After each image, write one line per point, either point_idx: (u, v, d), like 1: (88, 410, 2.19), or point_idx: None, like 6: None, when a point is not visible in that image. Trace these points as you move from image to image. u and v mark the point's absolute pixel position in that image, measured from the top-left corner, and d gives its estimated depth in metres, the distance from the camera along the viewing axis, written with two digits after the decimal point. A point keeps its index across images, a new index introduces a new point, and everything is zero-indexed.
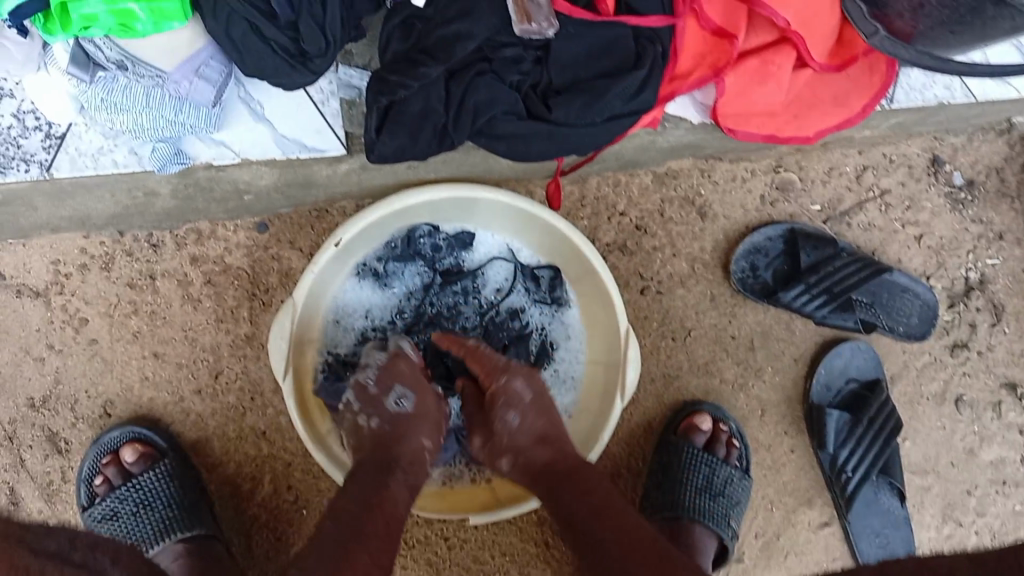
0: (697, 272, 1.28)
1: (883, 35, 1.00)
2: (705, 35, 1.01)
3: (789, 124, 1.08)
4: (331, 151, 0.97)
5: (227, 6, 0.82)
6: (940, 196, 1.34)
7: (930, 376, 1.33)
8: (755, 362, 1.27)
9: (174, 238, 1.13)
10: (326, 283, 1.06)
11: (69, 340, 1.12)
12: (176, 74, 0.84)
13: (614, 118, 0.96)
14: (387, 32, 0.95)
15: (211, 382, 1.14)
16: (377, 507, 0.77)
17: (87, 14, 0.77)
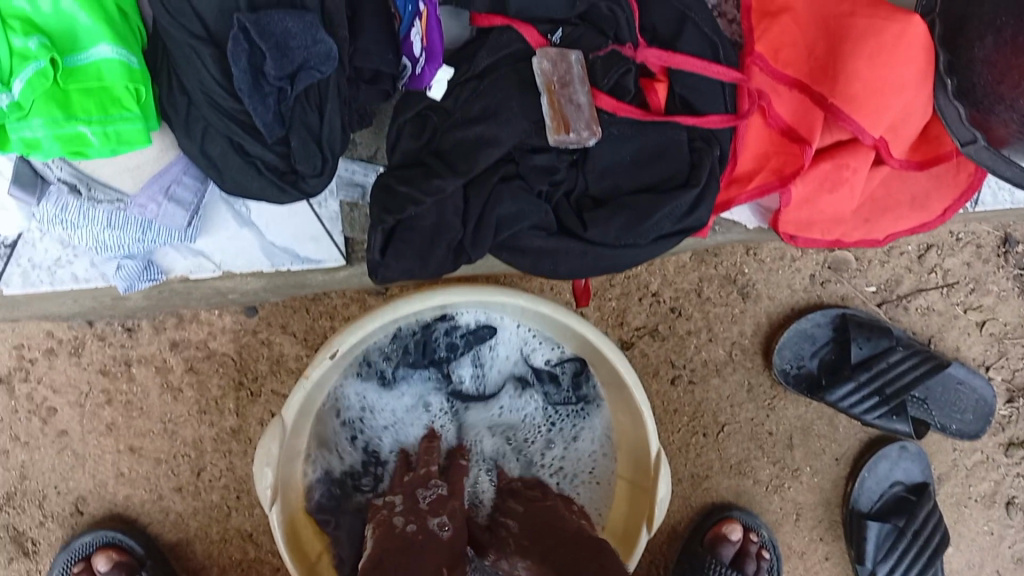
0: (734, 358, 1.15)
1: (981, 145, 0.85)
2: (771, 134, 0.86)
3: (858, 228, 0.94)
4: (328, 262, 0.84)
5: (202, 118, 0.69)
6: (1009, 280, 1.20)
7: (981, 477, 1.21)
8: (792, 462, 1.16)
9: (153, 322, 1.00)
10: (321, 392, 0.93)
11: (36, 430, 1.01)
12: (140, 196, 0.71)
13: (661, 239, 0.82)
14: (398, 127, 0.81)
15: (192, 480, 1.03)
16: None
17: (30, 135, 0.64)
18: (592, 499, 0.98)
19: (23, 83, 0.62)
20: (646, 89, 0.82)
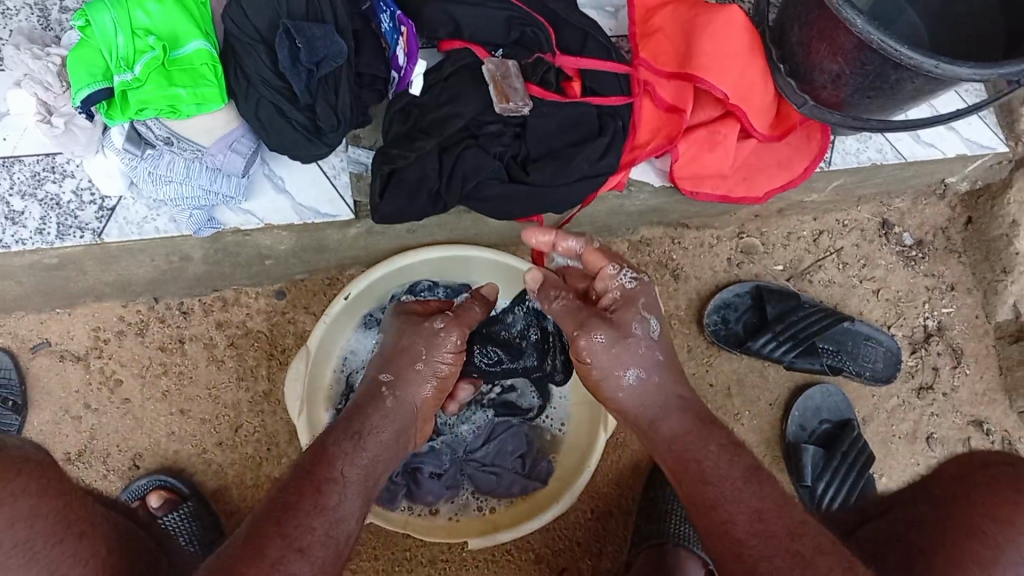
0: (674, 326, 1.40)
1: (811, 105, 1.18)
2: (659, 112, 1.18)
3: (740, 185, 1.24)
4: (341, 216, 1.13)
5: (257, 92, 1.00)
6: (892, 255, 1.48)
7: (900, 417, 1.42)
8: (733, 407, 1.39)
9: (202, 305, 1.27)
10: (336, 335, 1.20)
11: (104, 399, 1.24)
12: (213, 148, 1.02)
13: (584, 179, 1.13)
14: (389, 117, 1.12)
15: (231, 435, 1.25)
16: (310, 474, 0.79)
17: (143, 97, 0.95)
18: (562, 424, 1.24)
19: (142, 64, 0.95)
20: (565, 88, 1.16)
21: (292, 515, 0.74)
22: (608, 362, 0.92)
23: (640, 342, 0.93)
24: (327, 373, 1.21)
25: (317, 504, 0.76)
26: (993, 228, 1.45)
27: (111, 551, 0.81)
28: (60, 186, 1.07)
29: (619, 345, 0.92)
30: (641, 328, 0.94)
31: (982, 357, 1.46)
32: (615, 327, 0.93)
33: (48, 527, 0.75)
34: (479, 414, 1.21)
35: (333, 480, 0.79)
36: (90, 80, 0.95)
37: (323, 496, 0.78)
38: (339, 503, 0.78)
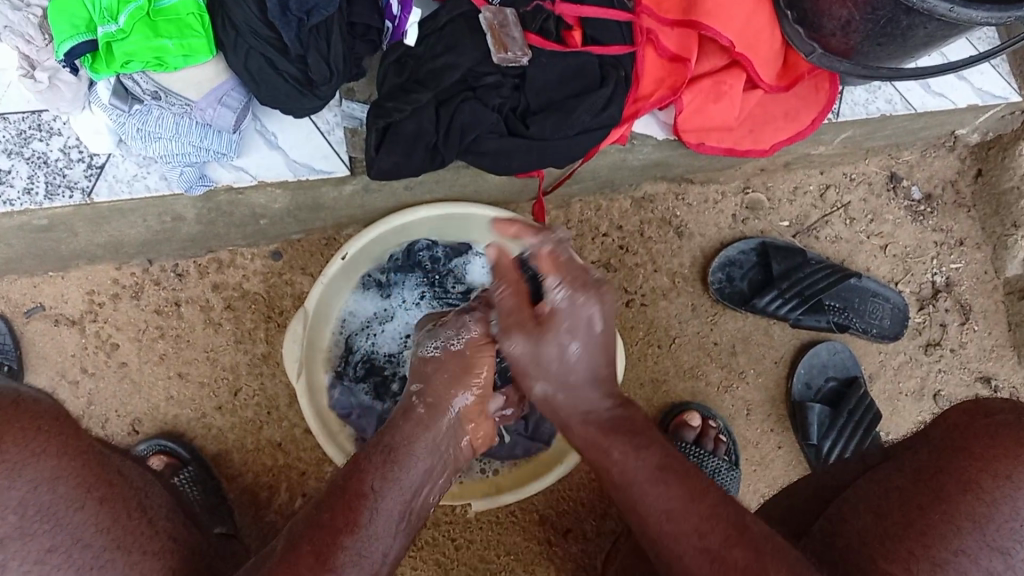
0: (678, 285, 1.38)
1: (819, 53, 1.14)
2: (663, 62, 1.15)
3: (746, 138, 1.21)
4: (336, 172, 1.10)
5: (245, 43, 0.96)
6: (901, 209, 1.45)
7: (908, 374, 1.41)
8: (738, 365, 1.37)
9: (197, 267, 1.24)
10: (334, 296, 1.17)
11: (100, 363, 1.22)
12: (202, 102, 0.99)
13: (586, 131, 1.10)
14: (384, 68, 1.09)
15: (230, 398, 1.24)
16: (343, 491, 0.77)
17: (128, 49, 0.92)
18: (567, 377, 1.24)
19: (125, 15, 0.91)
20: (566, 37, 1.11)
21: (325, 535, 0.72)
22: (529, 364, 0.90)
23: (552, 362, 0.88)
24: (326, 335, 1.19)
25: (349, 524, 0.74)
26: (1003, 180, 1.42)
27: (132, 514, 0.72)
28: (47, 144, 1.04)
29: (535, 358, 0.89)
30: (562, 347, 0.88)
31: (990, 312, 1.44)
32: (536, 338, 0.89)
33: (71, 491, 0.69)
34: None
35: (365, 496, 0.77)
36: (72, 33, 0.92)
37: (356, 514, 0.75)
38: (371, 520, 0.76)
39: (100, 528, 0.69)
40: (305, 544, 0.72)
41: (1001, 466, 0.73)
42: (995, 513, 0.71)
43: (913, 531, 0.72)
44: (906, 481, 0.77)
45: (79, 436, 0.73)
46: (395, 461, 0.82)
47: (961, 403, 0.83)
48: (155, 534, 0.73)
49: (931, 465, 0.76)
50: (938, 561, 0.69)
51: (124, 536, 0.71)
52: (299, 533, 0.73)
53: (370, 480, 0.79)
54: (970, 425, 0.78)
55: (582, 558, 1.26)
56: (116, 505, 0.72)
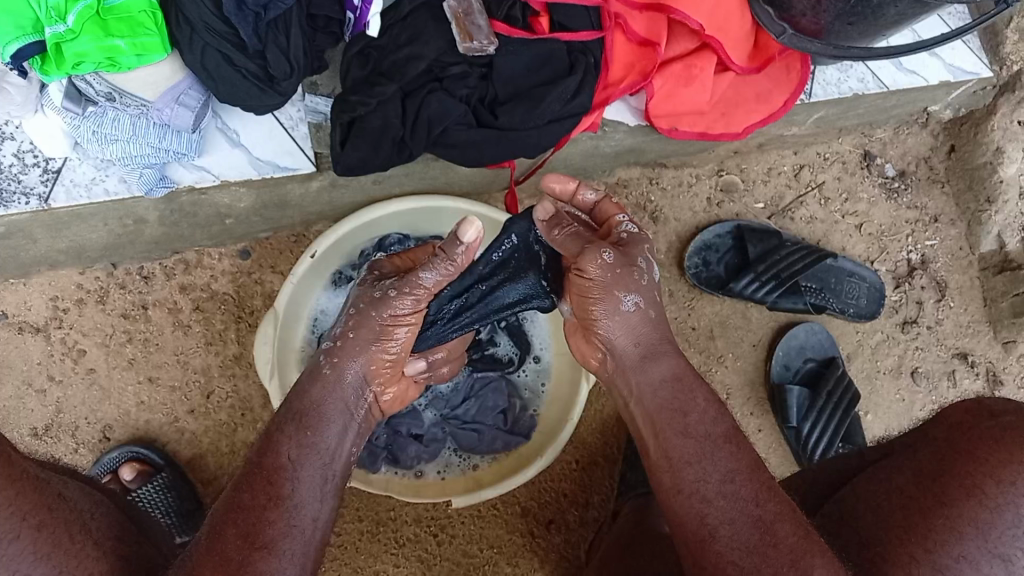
0: (654, 270, 1.37)
1: (789, 34, 1.11)
2: (632, 47, 1.13)
3: (718, 121, 1.20)
4: (302, 169, 1.08)
5: (201, 40, 0.93)
6: (875, 187, 1.45)
7: (884, 353, 1.41)
8: (716, 350, 1.36)
9: (164, 269, 1.22)
10: (305, 294, 1.15)
11: (68, 370, 1.20)
12: (159, 102, 0.96)
13: (556, 121, 1.08)
14: (347, 61, 1.06)
15: (203, 402, 1.21)
16: (259, 468, 0.75)
17: (79, 50, 0.89)
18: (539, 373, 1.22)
19: (75, 15, 0.88)
20: (533, 23, 1.09)
21: (248, 516, 0.71)
22: (606, 283, 0.86)
23: (647, 275, 0.87)
24: (299, 335, 1.16)
25: (271, 498, 0.73)
26: (976, 155, 1.41)
27: (74, 538, 0.66)
28: (0, 150, 1.00)
29: (625, 270, 0.86)
30: (650, 263, 0.88)
31: (966, 289, 1.45)
32: (625, 253, 0.87)
33: (5, 523, 0.61)
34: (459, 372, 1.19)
35: (283, 470, 0.75)
36: (20, 33, 0.88)
37: (277, 488, 0.74)
38: (295, 491, 0.74)
39: (40, 558, 0.62)
40: (229, 528, 0.70)
41: (1005, 472, 0.72)
42: (997, 519, 0.71)
43: (915, 536, 0.73)
44: (908, 482, 0.78)
45: (8, 462, 0.64)
46: (309, 425, 0.80)
47: (964, 402, 0.83)
48: (103, 555, 0.67)
49: (934, 466, 0.78)
50: (938, 566, 0.71)
51: (67, 562, 0.64)
52: (218, 515, 0.71)
53: (286, 451, 0.77)
54: (974, 427, 0.79)
55: (566, 549, 1.26)
56: (56, 525, 0.65)
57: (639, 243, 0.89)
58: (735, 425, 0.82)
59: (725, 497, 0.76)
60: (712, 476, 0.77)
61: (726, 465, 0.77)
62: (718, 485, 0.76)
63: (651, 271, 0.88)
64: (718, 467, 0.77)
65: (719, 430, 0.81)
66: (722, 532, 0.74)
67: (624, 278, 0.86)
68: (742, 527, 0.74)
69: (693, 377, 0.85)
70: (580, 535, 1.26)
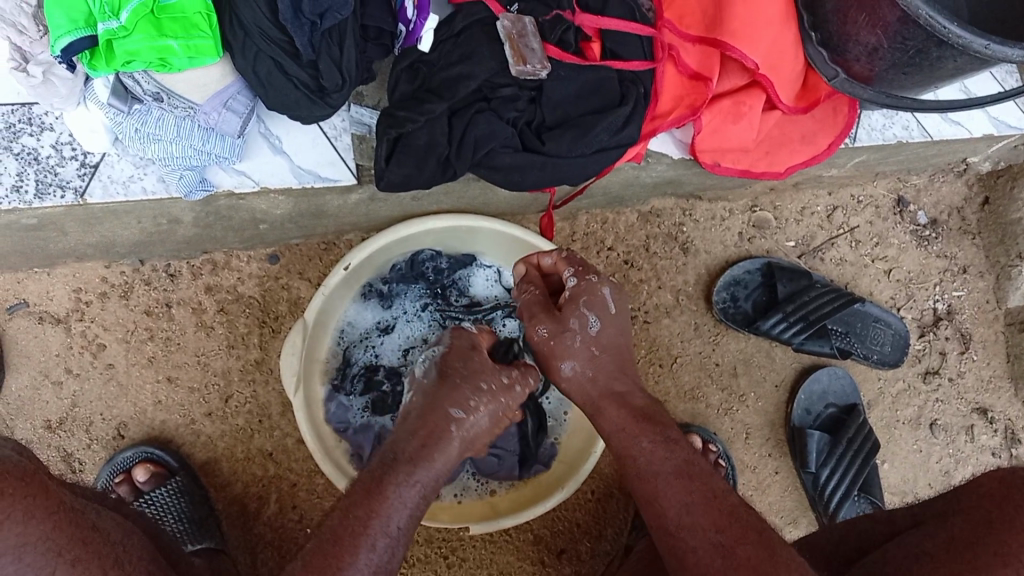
0: (681, 302, 1.36)
1: (842, 78, 1.11)
2: (682, 79, 1.11)
3: (761, 160, 1.19)
4: (342, 181, 1.06)
5: (254, 45, 0.91)
6: (907, 233, 1.44)
7: (905, 402, 1.40)
8: (738, 388, 1.35)
9: (191, 268, 1.20)
10: (334, 305, 1.13)
11: (86, 364, 1.18)
12: (206, 105, 0.94)
13: (603, 150, 1.06)
14: (396, 75, 1.05)
15: (221, 405, 1.20)
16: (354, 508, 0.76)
17: (131, 48, 0.87)
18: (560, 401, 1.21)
19: (128, 11, 0.86)
20: (584, 48, 1.08)
21: None
22: (545, 354, 0.94)
23: (578, 336, 0.92)
24: (325, 346, 1.15)
25: (369, 544, 0.74)
26: (1010, 211, 1.41)
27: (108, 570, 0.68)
28: (38, 140, 0.98)
29: (558, 338, 0.93)
30: (583, 321, 0.93)
31: (990, 343, 1.44)
32: (558, 318, 0.94)
33: (40, 558, 0.63)
34: None
35: None
36: (71, 27, 0.86)
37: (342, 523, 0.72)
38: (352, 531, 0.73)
39: None
40: None
41: None
42: None
43: None
44: (939, 546, 0.77)
45: (44, 492, 0.66)
46: None
47: (1003, 471, 0.82)
48: None
49: (966, 534, 0.76)
50: None
51: None
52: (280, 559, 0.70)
53: None
54: (1014, 499, 0.77)
55: None
56: (89, 559, 0.66)
57: (578, 301, 0.94)
58: (688, 458, 0.84)
59: (686, 529, 0.78)
60: (670, 511, 0.80)
61: (679, 498, 0.79)
62: (678, 518, 0.78)
63: (590, 325, 0.93)
64: (672, 500, 0.80)
65: (670, 464, 0.83)
66: (687, 554, 0.76)
67: (559, 346, 0.92)
68: (705, 553, 0.75)
69: (641, 421, 0.87)
70: (590, 566, 1.25)
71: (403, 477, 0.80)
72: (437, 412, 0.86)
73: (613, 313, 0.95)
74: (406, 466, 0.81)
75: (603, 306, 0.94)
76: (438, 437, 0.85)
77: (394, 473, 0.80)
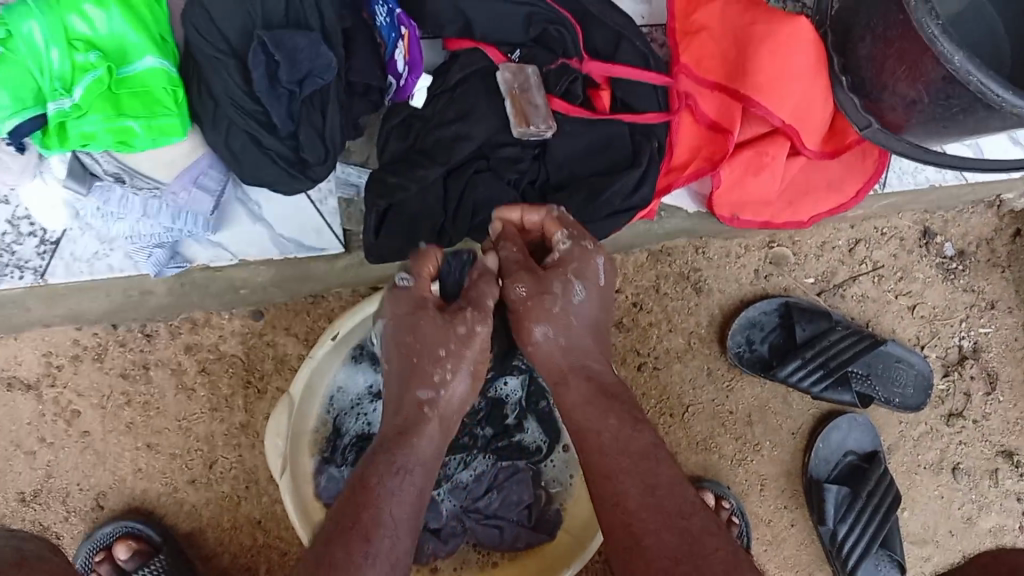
0: (693, 346, 1.28)
1: (876, 128, 1.01)
2: (700, 130, 1.02)
3: (784, 211, 1.09)
4: (330, 249, 0.98)
5: (226, 118, 0.82)
6: (932, 267, 1.35)
7: (926, 446, 1.33)
8: (753, 437, 1.28)
9: (169, 328, 1.12)
10: (323, 373, 1.05)
11: (60, 432, 1.11)
12: (174, 185, 0.85)
13: (614, 215, 0.97)
14: (385, 132, 0.96)
15: (205, 472, 1.13)
16: (353, 525, 0.72)
17: (86, 130, 0.77)
18: (565, 464, 1.13)
19: (82, 89, 0.75)
20: (592, 98, 0.99)
21: None
22: (523, 315, 0.88)
23: (559, 302, 0.87)
24: (314, 414, 1.06)
25: (371, 554, 0.70)
26: None
27: None
28: None
29: (536, 299, 0.87)
30: (567, 287, 0.88)
31: (1018, 382, 1.36)
32: (540, 279, 0.88)
33: None
34: (480, 462, 1.11)
35: None
36: (16, 108, 0.74)
37: None
38: None
39: None
40: None
41: None
42: None
43: None
44: None
45: None
46: None
47: None
48: None
49: None
50: None
51: None
52: None
53: None
54: None
55: None
56: None
57: (566, 265, 0.89)
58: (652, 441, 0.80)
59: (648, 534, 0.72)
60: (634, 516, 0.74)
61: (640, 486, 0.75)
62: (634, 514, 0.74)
63: (574, 293, 0.88)
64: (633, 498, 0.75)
65: (635, 447, 0.79)
66: (649, 542, 0.72)
67: (539, 307, 0.87)
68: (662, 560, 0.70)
69: (607, 398, 0.83)
70: None
71: (389, 471, 0.77)
72: (406, 400, 0.85)
73: (601, 285, 0.91)
74: (388, 458, 0.78)
75: (588, 275, 0.89)
76: (414, 423, 0.82)
77: (380, 472, 0.77)
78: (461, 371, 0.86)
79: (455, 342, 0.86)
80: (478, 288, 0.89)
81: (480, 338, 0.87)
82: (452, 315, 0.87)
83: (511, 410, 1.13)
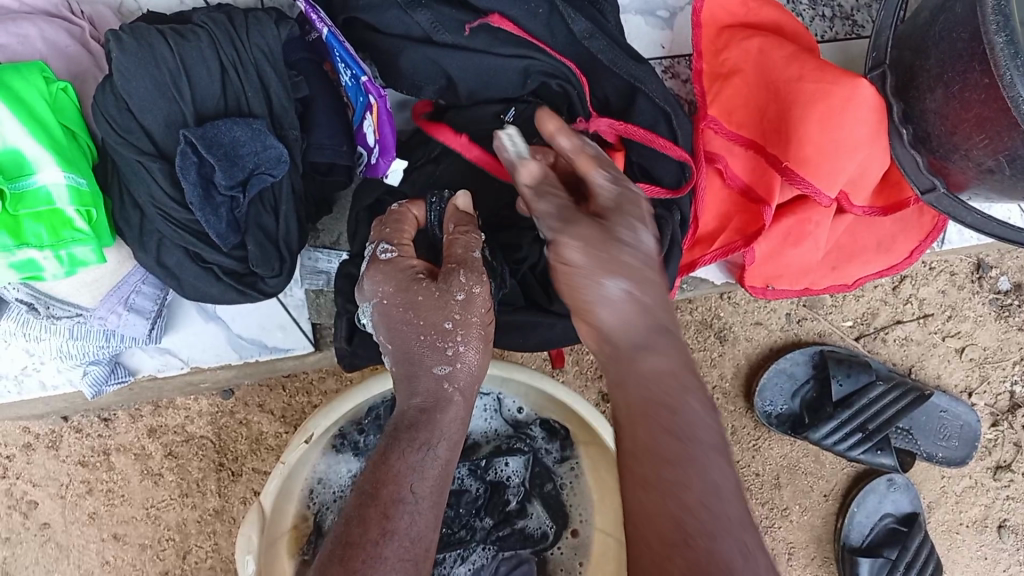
0: (717, 402, 1.15)
1: (942, 192, 0.85)
2: (731, 194, 0.87)
3: (827, 276, 0.94)
4: (297, 348, 0.95)
5: (155, 232, 0.70)
6: (985, 304, 1.20)
7: (970, 502, 1.21)
8: (781, 501, 1.16)
9: (129, 410, 1.00)
10: (299, 470, 0.93)
11: (18, 526, 1.00)
12: (100, 310, 0.75)
13: None
14: (356, 213, 0.82)
15: (179, 563, 1.03)
16: (374, 498, 0.60)
17: None
18: (573, 552, 0.99)
19: None
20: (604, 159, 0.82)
21: None
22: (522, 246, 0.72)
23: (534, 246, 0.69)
24: (291, 514, 0.94)
25: (389, 532, 0.58)
26: None
27: None
28: None
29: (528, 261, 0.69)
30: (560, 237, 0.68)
31: None
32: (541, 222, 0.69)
33: None
34: (479, 552, 0.98)
35: None
36: None
37: None
38: None
39: None
40: None
41: None
42: None
43: None
44: None
45: None
46: None
47: None
48: None
49: None
50: None
51: None
52: None
53: None
54: None
55: None
56: None
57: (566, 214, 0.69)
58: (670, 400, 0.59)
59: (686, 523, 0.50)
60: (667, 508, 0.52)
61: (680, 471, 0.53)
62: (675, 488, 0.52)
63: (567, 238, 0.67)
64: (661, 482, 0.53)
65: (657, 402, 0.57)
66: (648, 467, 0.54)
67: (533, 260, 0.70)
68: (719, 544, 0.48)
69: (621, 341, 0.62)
70: None
71: (409, 446, 0.63)
72: (421, 377, 0.67)
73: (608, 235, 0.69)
74: (408, 436, 0.64)
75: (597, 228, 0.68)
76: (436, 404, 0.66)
77: (401, 446, 0.63)
78: (475, 342, 0.69)
79: (459, 312, 0.68)
80: (466, 245, 0.71)
81: (482, 300, 0.69)
82: (446, 279, 0.68)
83: (512, 491, 1.01)
